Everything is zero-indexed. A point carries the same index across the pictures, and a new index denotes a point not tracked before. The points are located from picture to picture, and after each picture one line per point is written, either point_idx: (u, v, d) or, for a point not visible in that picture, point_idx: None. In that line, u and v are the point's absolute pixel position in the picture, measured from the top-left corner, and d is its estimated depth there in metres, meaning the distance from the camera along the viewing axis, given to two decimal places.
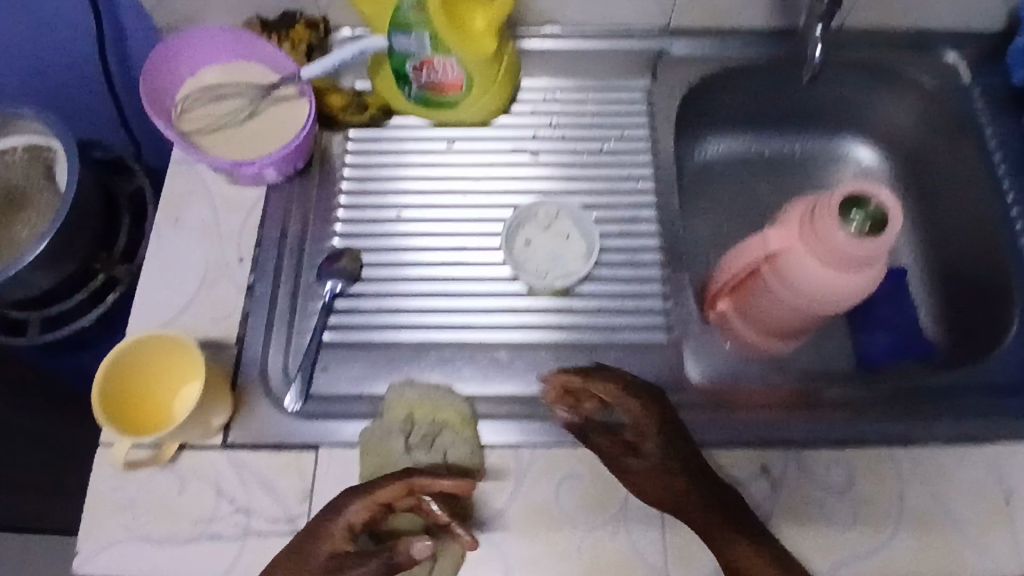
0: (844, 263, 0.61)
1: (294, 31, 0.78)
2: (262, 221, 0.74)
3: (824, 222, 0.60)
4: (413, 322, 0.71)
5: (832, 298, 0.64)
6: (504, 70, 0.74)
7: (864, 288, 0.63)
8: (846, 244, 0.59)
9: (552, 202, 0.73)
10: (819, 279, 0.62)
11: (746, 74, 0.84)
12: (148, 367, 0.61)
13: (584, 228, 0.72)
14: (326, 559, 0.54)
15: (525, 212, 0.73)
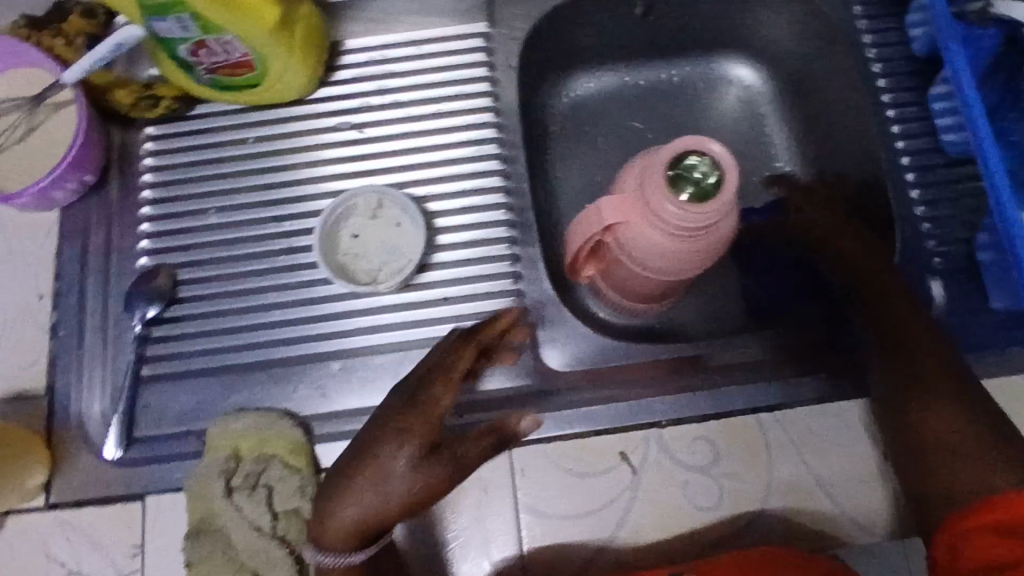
0: (681, 232, 0.54)
1: (68, 22, 0.68)
2: (59, 248, 0.66)
3: (653, 189, 0.54)
4: (242, 340, 0.64)
5: (682, 265, 0.58)
6: (302, 39, 0.64)
7: (715, 250, 0.57)
8: (680, 214, 0.53)
9: (371, 189, 0.65)
10: (662, 251, 0.56)
11: (599, 1, 0.72)
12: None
13: (412, 213, 0.64)
14: (413, 460, 0.47)
15: (344, 205, 0.64)
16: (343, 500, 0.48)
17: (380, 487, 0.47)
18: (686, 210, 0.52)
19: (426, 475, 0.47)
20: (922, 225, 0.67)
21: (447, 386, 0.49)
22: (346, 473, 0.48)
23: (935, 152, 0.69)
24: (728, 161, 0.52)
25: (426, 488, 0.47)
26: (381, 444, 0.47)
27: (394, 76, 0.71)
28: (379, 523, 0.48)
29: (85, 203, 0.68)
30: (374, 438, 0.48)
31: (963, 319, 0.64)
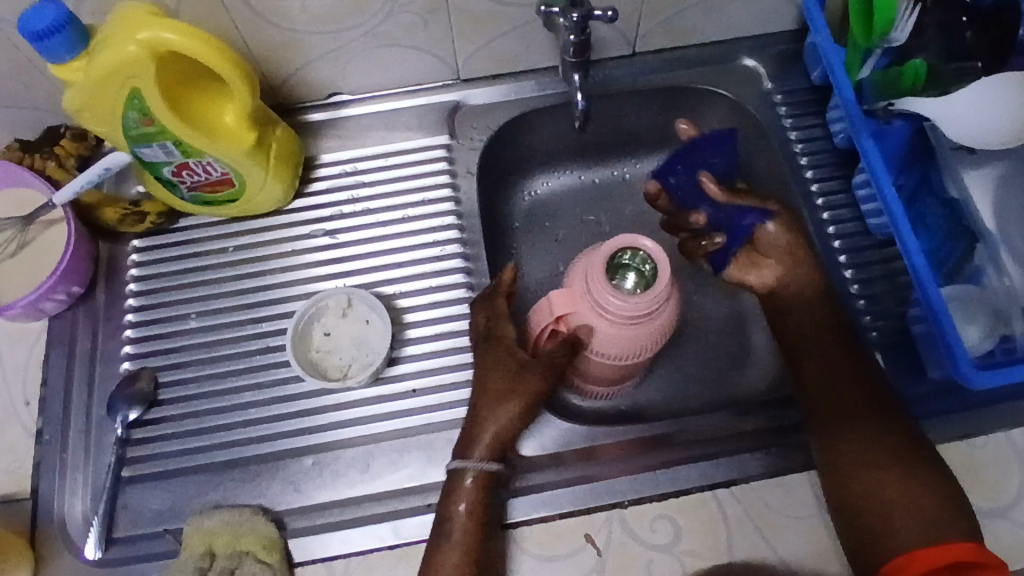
0: (624, 321, 0.59)
1: (61, 146, 0.74)
2: (46, 355, 0.70)
3: (596, 282, 0.59)
4: (220, 438, 0.67)
5: (631, 351, 0.61)
6: (277, 158, 0.70)
7: (659, 332, 0.61)
8: (622, 301, 0.57)
9: (340, 290, 0.69)
10: (609, 336, 0.60)
11: (551, 111, 0.80)
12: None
13: (379, 311, 0.69)
14: (512, 389, 0.62)
15: (316, 306, 0.68)
16: (483, 424, 0.62)
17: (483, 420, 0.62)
18: (626, 298, 0.57)
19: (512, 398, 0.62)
20: (857, 302, 0.71)
21: (508, 341, 0.64)
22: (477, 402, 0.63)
23: (864, 235, 0.74)
24: (658, 253, 0.58)
25: (523, 407, 0.62)
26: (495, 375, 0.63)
27: (365, 185, 0.77)
28: (512, 440, 0.62)
29: (72, 312, 0.72)
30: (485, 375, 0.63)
31: (904, 390, 0.67)
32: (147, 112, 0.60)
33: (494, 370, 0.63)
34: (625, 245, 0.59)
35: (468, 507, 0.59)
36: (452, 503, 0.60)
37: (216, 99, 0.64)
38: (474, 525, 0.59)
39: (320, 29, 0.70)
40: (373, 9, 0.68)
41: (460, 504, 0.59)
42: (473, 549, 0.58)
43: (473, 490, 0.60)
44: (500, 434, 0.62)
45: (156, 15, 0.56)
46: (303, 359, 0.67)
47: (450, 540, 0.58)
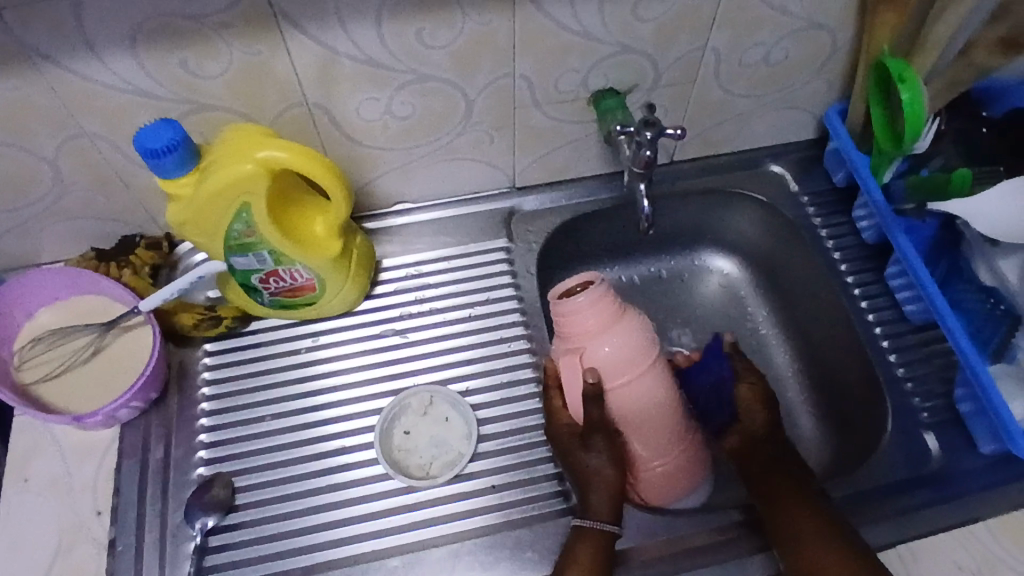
0: (606, 312, 0.69)
1: (136, 255, 0.76)
2: (117, 465, 0.69)
3: (575, 317, 0.69)
4: (302, 543, 0.66)
5: (637, 344, 0.69)
6: (355, 263, 0.74)
7: (635, 312, 0.72)
8: (590, 294, 0.68)
9: (423, 388, 0.73)
10: (605, 304, 0.69)
11: (599, 215, 0.86)
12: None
13: (462, 410, 0.72)
14: (593, 459, 0.67)
15: (399, 404, 0.72)
16: (593, 495, 0.65)
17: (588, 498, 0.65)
18: (590, 300, 0.68)
19: (590, 470, 0.66)
20: (905, 384, 0.75)
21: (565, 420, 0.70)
22: (580, 482, 0.66)
23: (900, 320, 0.80)
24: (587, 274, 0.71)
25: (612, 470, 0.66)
26: (575, 453, 0.67)
27: (430, 286, 0.81)
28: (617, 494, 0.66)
29: (144, 418, 0.71)
30: (568, 453, 0.68)
31: (961, 468, 0.71)
32: (251, 225, 0.64)
33: (569, 453, 0.68)
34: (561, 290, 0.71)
35: (581, 554, 0.62)
36: (572, 561, 0.62)
37: (309, 210, 0.68)
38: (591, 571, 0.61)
39: (395, 145, 0.75)
40: (447, 128, 0.75)
41: (581, 560, 0.61)
42: None
43: (593, 546, 0.62)
44: (613, 490, 0.65)
45: (269, 137, 0.61)
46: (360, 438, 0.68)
47: None
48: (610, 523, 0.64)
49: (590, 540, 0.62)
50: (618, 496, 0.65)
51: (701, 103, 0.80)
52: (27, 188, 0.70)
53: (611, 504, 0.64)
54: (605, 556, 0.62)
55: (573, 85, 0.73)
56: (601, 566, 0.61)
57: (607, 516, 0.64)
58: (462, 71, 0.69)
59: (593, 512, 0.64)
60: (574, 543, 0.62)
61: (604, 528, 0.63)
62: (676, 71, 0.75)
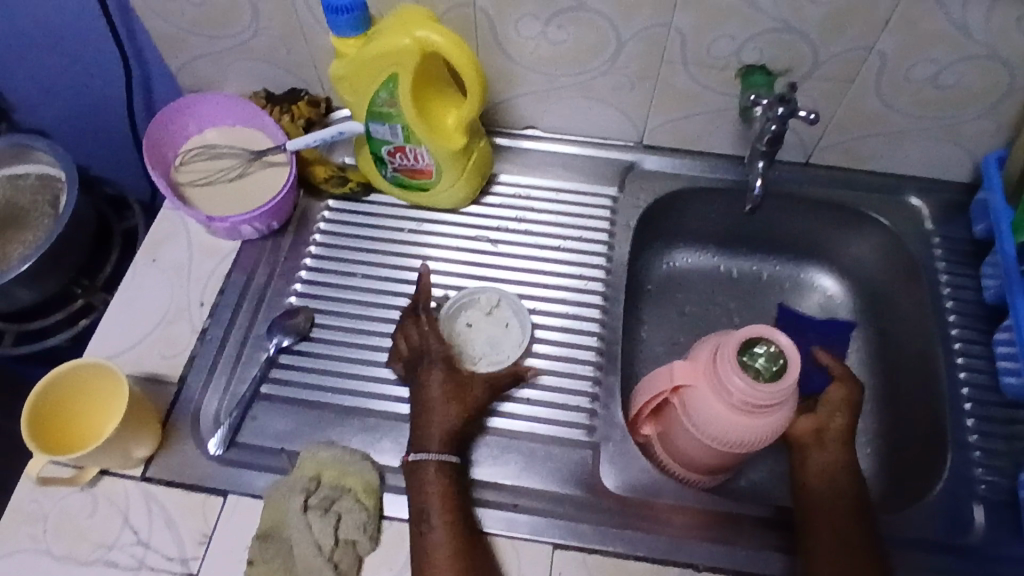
0: (746, 403, 0.62)
1: (298, 106, 0.86)
2: (228, 272, 0.79)
3: (724, 365, 0.62)
4: (351, 386, 0.74)
5: (739, 437, 0.64)
6: (473, 164, 0.80)
7: (774, 423, 0.63)
8: (749, 383, 0.61)
9: (493, 290, 0.79)
10: (753, 396, 0.61)
11: (715, 194, 0.87)
12: (88, 386, 0.66)
13: (523, 320, 0.77)
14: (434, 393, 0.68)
15: (467, 298, 0.78)
16: (430, 427, 0.67)
17: (428, 428, 0.67)
18: (751, 387, 0.61)
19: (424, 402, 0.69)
20: (973, 451, 0.71)
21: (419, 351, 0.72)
22: (419, 408, 0.69)
23: (993, 387, 0.74)
24: (791, 348, 0.61)
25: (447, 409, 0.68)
26: (420, 381, 0.70)
27: (533, 210, 0.86)
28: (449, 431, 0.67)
29: (261, 242, 0.82)
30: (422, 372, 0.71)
31: (1001, 550, 0.67)
32: (394, 96, 0.71)
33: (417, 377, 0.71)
34: (758, 333, 0.62)
35: (433, 480, 0.64)
36: (421, 490, 0.64)
37: (447, 102, 0.74)
38: (446, 499, 0.64)
39: (541, 69, 0.80)
40: (593, 65, 0.78)
41: (427, 488, 0.64)
42: (452, 529, 0.62)
43: (432, 479, 0.64)
44: (452, 427, 0.67)
45: (433, 22, 0.67)
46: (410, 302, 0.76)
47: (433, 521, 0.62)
48: (447, 451, 0.66)
49: (427, 471, 0.65)
50: (449, 431, 0.67)
51: (854, 108, 0.78)
52: (229, 21, 0.81)
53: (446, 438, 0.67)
54: (447, 483, 0.64)
55: (726, 53, 0.74)
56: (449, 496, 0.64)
57: (445, 447, 0.66)
58: (623, 12, 0.72)
59: (427, 444, 0.66)
60: (417, 473, 0.65)
61: (439, 458, 0.65)
62: (835, 66, 0.73)
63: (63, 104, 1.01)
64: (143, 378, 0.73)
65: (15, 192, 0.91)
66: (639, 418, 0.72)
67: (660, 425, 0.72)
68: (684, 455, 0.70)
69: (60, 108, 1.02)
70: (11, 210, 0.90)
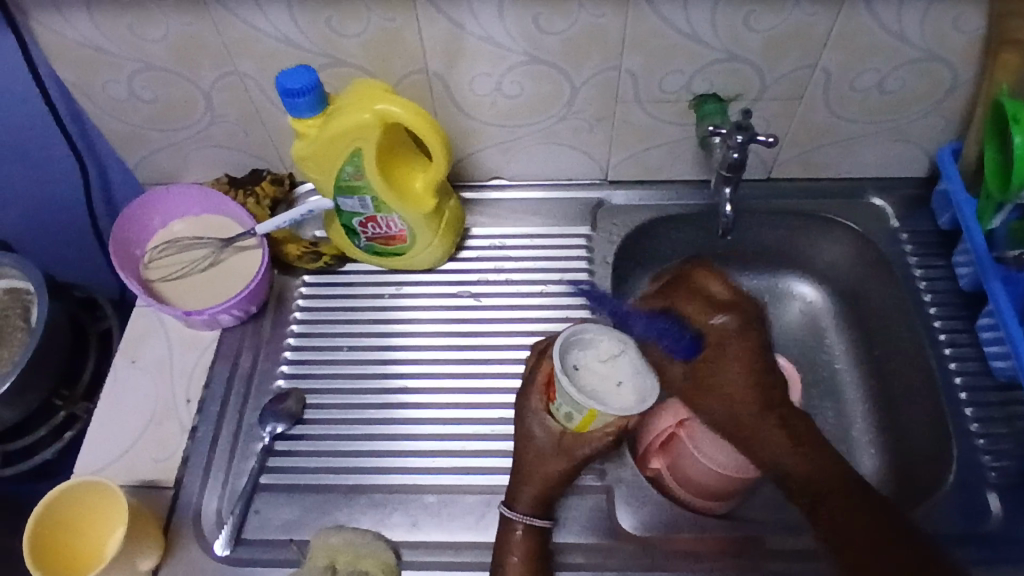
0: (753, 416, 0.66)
1: (261, 186, 0.85)
2: (212, 363, 0.78)
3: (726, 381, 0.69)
4: (351, 463, 0.73)
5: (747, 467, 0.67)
6: (446, 222, 0.80)
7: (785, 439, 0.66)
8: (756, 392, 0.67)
9: (621, 334, 0.66)
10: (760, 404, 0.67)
11: (687, 219, 0.88)
12: (76, 503, 0.64)
13: (646, 379, 0.64)
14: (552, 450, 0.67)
15: (587, 335, 0.66)
16: (526, 485, 0.67)
17: (525, 487, 0.67)
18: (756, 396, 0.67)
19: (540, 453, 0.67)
20: (976, 438, 0.72)
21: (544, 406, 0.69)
22: (523, 461, 0.68)
23: (984, 373, 0.76)
24: (789, 370, 0.70)
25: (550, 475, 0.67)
26: (535, 435, 0.68)
27: (510, 258, 0.86)
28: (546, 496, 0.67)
29: (242, 328, 0.80)
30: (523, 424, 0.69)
31: (1019, 535, 0.67)
32: (360, 169, 0.71)
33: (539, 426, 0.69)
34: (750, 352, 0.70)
35: (519, 557, 0.64)
36: (506, 547, 0.65)
37: (412, 167, 0.74)
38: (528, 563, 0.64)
39: (500, 122, 0.81)
40: (551, 112, 0.79)
41: (513, 550, 0.64)
42: None
43: (520, 541, 0.65)
44: (546, 490, 0.66)
45: (390, 93, 0.68)
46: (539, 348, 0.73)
47: None
48: (537, 516, 0.66)
49: (518, 534, 0.65)
50: (546, 493, 0.66)
51: (807, 122, 0.80)
52: (183, 113, 0.80)
53: (541, 501, 0.66)
54: (532, 549, 0.65)
55: (677, 86, 0.76)
56: (534, 559, 0.64)
57: (535, 512, 0.66)
58: (573, 60, 0.73)
59: (517, 505, 0.66)
60: (507, 533, 0.65)
61: (533, 522, 0.65)
62: (783, 86, 0.76)
63: (19, 213, 0.99)
64: (138, 486, 0.71)
65: None
66: (647, 456, 0.72)
67: (665, 461, 0.72)
68: (696, 486, 0.70)
69: (17, 218, 1.00)
70: None
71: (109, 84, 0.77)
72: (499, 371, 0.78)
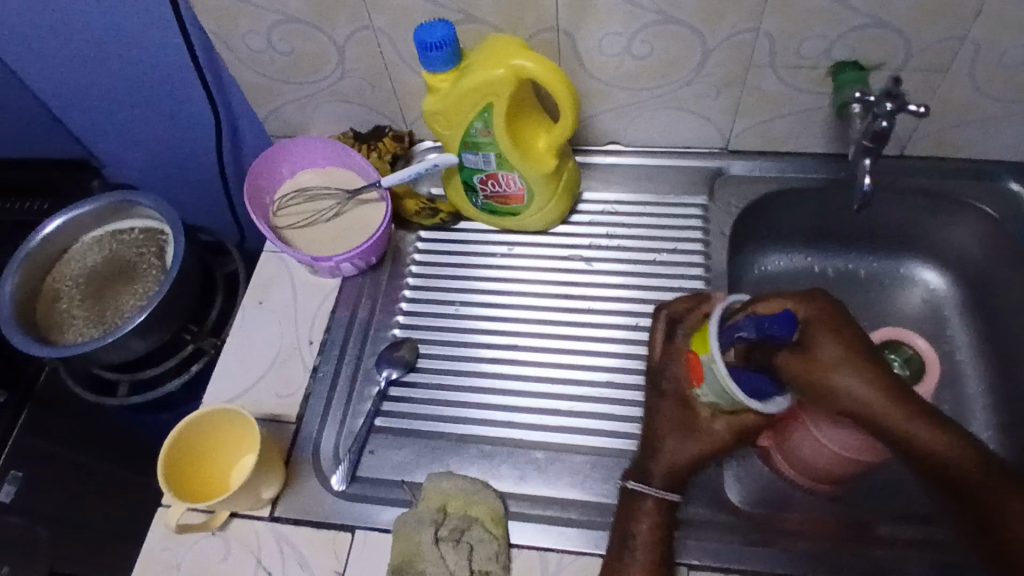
0: None
1: (384, 142, 0.87)
2: (333, 309, 0.81)
3: None
4: (461, 414, 0.75)
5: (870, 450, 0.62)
6: (563, 185, 0.80)
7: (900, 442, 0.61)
8: None
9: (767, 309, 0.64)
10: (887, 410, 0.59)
11: (810, 194, 0.85)
12: (206, 431, 0.68)
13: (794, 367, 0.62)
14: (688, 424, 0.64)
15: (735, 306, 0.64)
16: (657, 458, 0.65)
17: (654, 463, 0.65)
18: None
19: (672, 426, 0.65)
20: None
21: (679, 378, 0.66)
22: (655, 436, 0.66)
23: None
24: (928, 353, 0.65)
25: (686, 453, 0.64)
26: (669, 406, 0.66)
27: (623, 225, 0.85)
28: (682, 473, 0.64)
29: (359, 277, 0.83)
30: (655, 396, 0.68)
31: None
32: (488, 125, 0.72)
33: (673, 397, 0.66)
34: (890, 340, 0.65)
35: (649, 526, 0.62)
36: (633, 521, 0.63)
37: (536, 126, 0.74)
38: (655, 540, 0.62)
39: (624, 85, 0.80)
40: (679, 75, 0.77)
41: (644, 520, 0.63)
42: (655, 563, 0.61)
43: (650, 510, 0.63)
44: (679, 466, 0.64)
45: (525, 49, 0.68)
46: (677, 310, 0.70)
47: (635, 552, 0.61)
48: (670, 491, 0.63)
49: (649, 504, 0.63)
50: (684, 469, 0.64)
51: (955, 95, 0.75)
52: (315, 65, 0.83)
53: (673, 475, 0.64)
54: (665, 523, 0.63)
55: (817, 51, 0.72)
56: (662, 531, 0.62)
57: (669, 486, 0.64)
58: (708, 21, 0.71)
59: (651, 477, 0.64)
60: (633, 503, 0.64)
61: (664, 495, 0.63)
62: (935, 55, 0.71)
63: (154, 158, 1.05)
64: (262, 419, 0.75)
65: (121, 247, 0.95)
66: None
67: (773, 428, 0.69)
68: (807, 463, 0.67)
69: (152, 163, 1.06)
70: (116, 266, 0.94)
71: (250, 36, 0.80)
72: (609, 335, 0.78)
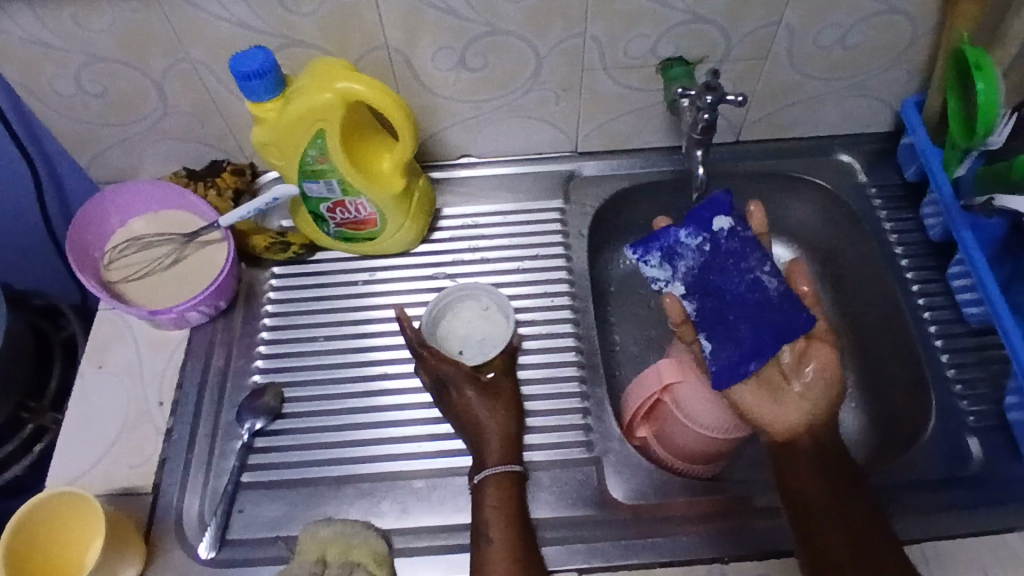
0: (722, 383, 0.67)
1: (222, 178, 0.83)
2: (183, 363, 0.75)
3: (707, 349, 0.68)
4: (335, 454, 0.71)
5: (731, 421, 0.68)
6: (416, 203, 0.78)
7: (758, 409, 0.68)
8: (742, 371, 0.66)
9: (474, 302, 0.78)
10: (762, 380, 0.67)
11: (659, 187, 0.87)
12: (46, 518, 0.61)
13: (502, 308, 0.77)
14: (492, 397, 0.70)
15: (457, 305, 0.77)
16: (487, 445, 0.67)
17: (485, 452, 0.67)
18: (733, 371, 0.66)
19: (474, 413, 0.69)
20: (953, 385, 0.73)
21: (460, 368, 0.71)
22: (473, 426, 0.68)
23: (958, 321, 0.77)
24: None
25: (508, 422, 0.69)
26: (461, 398, 0.70)
27: (484, 238, 0.85)
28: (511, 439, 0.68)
29: (211, 325, 0.78)
30: (455, 393, 0.70)
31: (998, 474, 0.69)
32: (324, 152, 0.69)
33: (471, 386, 0.70)
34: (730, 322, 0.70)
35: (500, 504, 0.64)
36: (486, 510, 0.64)
37: (377, 148, 0.72)
38: (508, 519, 0.63)
39: (465, 98, 0.79)
40: (517, 84, 0.78)
41: (489, 504, 0.64)
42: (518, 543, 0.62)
43: (496, 490, 0.65)
44: (510, 439, 0.68)
45: (350, 71, 0.66)
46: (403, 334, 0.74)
47: (501, 548, 0.61)
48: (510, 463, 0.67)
49: (493, 483, 0.65)
50: (510, 439, 0.68)
51: (773, 82, 0.80)
52: (134, 105, 0.77)
53: (507, 449, 0.67)
54: (515, 493, 0.65)
55: (642, 51, 0.75)
56: (511, 501, 0.65)
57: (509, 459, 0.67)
58: (536, 29, 0.72)
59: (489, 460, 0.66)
60: (483, 498, 0.64)
61: (507, 467, 0.66)
62: (748, 46, 0.75)
63: None
64: (114, 493, 0.68)
65: None
66: (631, 419, 0.74)
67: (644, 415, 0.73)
68: (682, 446, 0.71)
69: None
70: None
71: (52, 80, 0.73)
72: None
